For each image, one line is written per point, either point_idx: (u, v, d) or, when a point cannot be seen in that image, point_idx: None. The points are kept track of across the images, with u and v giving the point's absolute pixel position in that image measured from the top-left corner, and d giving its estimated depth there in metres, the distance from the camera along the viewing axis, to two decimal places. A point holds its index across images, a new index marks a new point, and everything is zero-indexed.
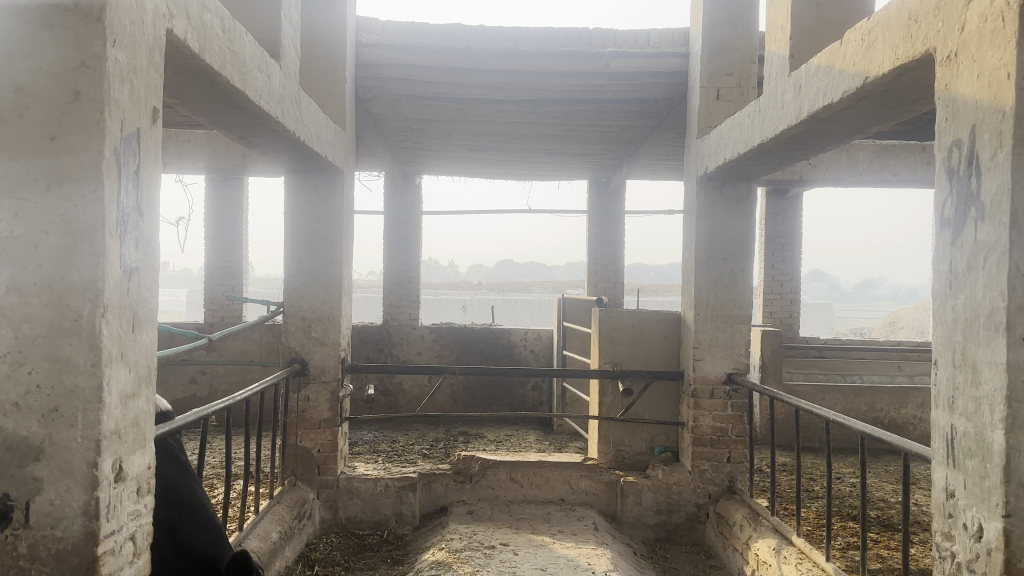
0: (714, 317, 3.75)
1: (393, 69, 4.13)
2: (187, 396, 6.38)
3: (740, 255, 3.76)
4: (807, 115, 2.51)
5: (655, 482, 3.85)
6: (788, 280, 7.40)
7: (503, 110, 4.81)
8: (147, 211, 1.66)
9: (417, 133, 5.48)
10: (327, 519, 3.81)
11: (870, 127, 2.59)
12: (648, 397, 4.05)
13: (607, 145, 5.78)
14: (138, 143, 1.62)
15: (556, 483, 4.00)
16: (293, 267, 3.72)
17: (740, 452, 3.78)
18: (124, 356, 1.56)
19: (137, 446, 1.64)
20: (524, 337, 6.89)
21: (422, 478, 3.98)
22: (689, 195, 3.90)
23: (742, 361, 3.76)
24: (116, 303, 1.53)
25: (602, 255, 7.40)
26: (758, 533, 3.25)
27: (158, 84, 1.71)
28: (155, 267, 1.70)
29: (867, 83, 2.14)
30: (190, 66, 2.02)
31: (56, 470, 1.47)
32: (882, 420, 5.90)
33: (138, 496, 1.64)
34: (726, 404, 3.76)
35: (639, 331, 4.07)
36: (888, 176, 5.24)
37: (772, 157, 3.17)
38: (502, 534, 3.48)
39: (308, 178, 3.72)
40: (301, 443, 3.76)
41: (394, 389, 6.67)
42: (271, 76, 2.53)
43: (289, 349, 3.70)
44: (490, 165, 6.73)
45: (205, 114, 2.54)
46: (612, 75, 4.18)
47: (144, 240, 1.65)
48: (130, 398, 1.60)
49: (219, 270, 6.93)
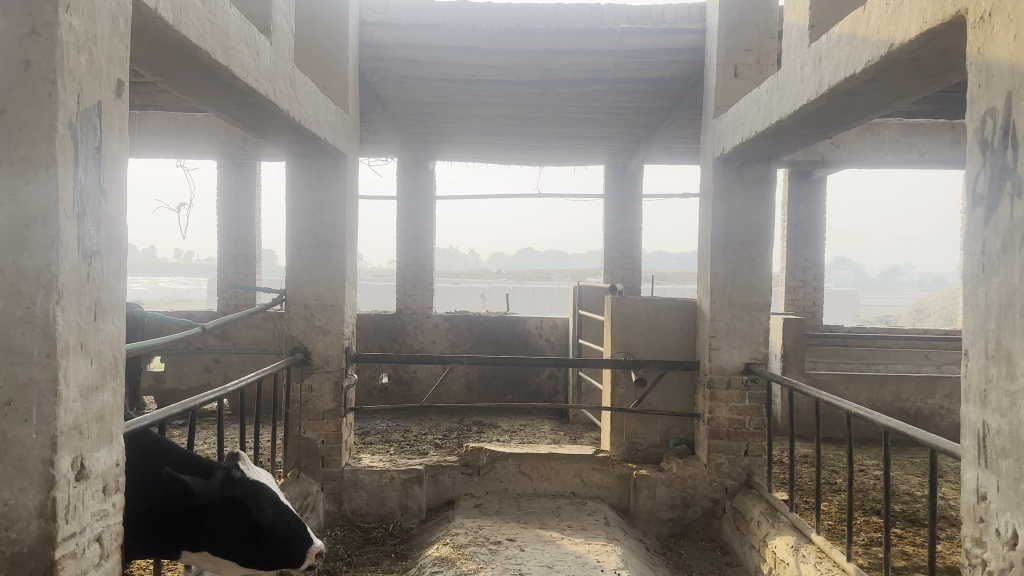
0: (731, 305, 3.60)
1: (398, 50, 4.00)
2: (200, 385, 6.35)
3: (759, 239, 3.59)
4: (829, 88, 2.35)
5: (669, 476, 3.72)
6: (811, 267, 7.20)
7: (513, 92, 4.67)
8: (111, 190, 1.56)
9: (428, 117, 5.37)
10: (331, 511, 3.72)
11: (896, 100, 2.43)
12: (662, 387, 3.91)
13: (622, 128, 5.62)
14: (99, 117, 1.51)
15: (567, 477, 3.88)
16: (296, 254, 3.61)
17: (758, 444, 3.64)
18: (85, 346, 1.46)
19: (103, 442, 1.54)
20: (539, 325, 6.75)
21: (428, 470, 3.88)
22: (705, 177, 3.75)
23: (760, 350, 3.60)
24: (75, 290, 1.42)
25: (619, 242, 7.25)
26: (776, 530, 3.11)
27: (124, 55, 1.60)
28: (121, 251, 1.59)
29: (893, 51, 1.98)
30: (166, 39, 1.91)
31: (9, 469, 1.36)
32: (907, 411, 5.70)
33: (104, 495, 1.55)
34: (743, 395, 3.61)
35: (653, 319, 3.93)
36: (915, 157, 5.04)
37: (792, 136, 3.00)
38: (510, 529, 3.36)
39: (308, 162, 3.61)
40: (305, 434, 3.67)
41: (408, 378, 6.57)
42: (260, 52, 2.42)
43: (292, 337, 3.60)
44: (504, 150, 6.59)
45: (192, 92, 2.43)
46: (625, 53, 4.03)
47: (108, 221, 1.54)
48: (92, 391, 1.49)
49: (231, 258, 6.86)
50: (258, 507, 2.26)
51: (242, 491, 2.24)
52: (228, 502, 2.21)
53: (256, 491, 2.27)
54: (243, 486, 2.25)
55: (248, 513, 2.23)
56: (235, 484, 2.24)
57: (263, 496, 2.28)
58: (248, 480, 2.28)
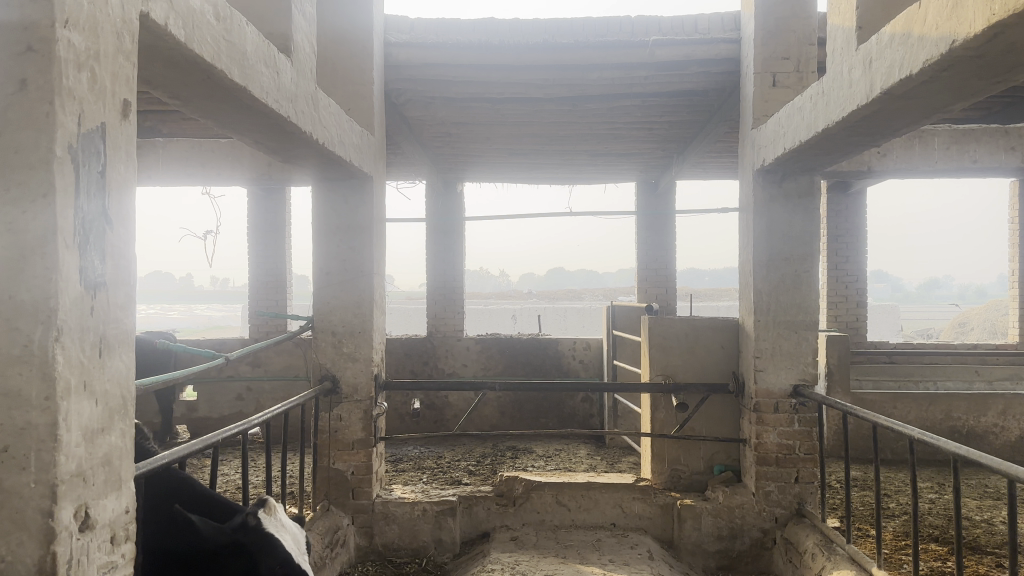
0: (777, 324, 3.43)
1: (424, 69, 3.93)
2: (233, 413, 6.28)
3: (804, 254, 3.43)
4: (881, 93, 2.20)
5: (716, 505, 3.53)
6: (853, 282, 6.96)
7: (542, 109, 4.56)
8: (118, 219, 1.46)
9: (456, 138, 5.28)
10: (363, 545, 3.58)
11: (954, 103, 2.26)
12: (704, 412, 3.74)
13: (655, 143, 5.49)
14: (103, 139, 1.41)
15: (608, 507, 3.73)
16: (323, 280, 3.52)
17: (809, 470, 3.45)
18: (89, 386, 1.35)
19: (110, 489, 1.43)
20: (573, 347, 6.60)
21: (462, 501, 3.74)
22: (744, 192, 3.60)
23: (809, 371, 3.42)
24: (76, 325, 1.32)
25: (652, 260, 7.08)
26: (833, 563, 2.91)
27: (130, 73, 1.51)
28: (128, 281, 1.49)
29: (955, 48, 1.82)
30: (179, 58, 1.82)
31: (6, 522, 1.25)
32: (959, 430, 5.43)
33: (112, 546, 1.43)
34: (793, 419, 3.44)
35: (692, 341, 3.77)
36: (968, 164, 4.83)
37: (837, 145, 2.84)
38: (549, 565, 3.20)
39: (335, 186, 3.53)
40: (334, 465, 3.54)
41: (440, 404, 6.45)
42: (280, 72, 2.33)
43: (320, 365, 3.51)
44: (534, 170, 6.49)
45: (211, 116, 2.34)
46: (657, 65, 3.91)
47: (114, 251, 1.44)
48: (98, 434, 1.38)
49: (262, 285, 6.82)
50: (266, 564, 2.04)
51: (253, 541, 2.06)
52: (238, 553, 2.03)
53: (270, 544, 2.07)
54: (255, 535, 2.07)
55: (255, 570, 2.03)
56: (250, 532, 2.07)
57: (274, 550, 2.07)
58: (262, 531, 2.09)
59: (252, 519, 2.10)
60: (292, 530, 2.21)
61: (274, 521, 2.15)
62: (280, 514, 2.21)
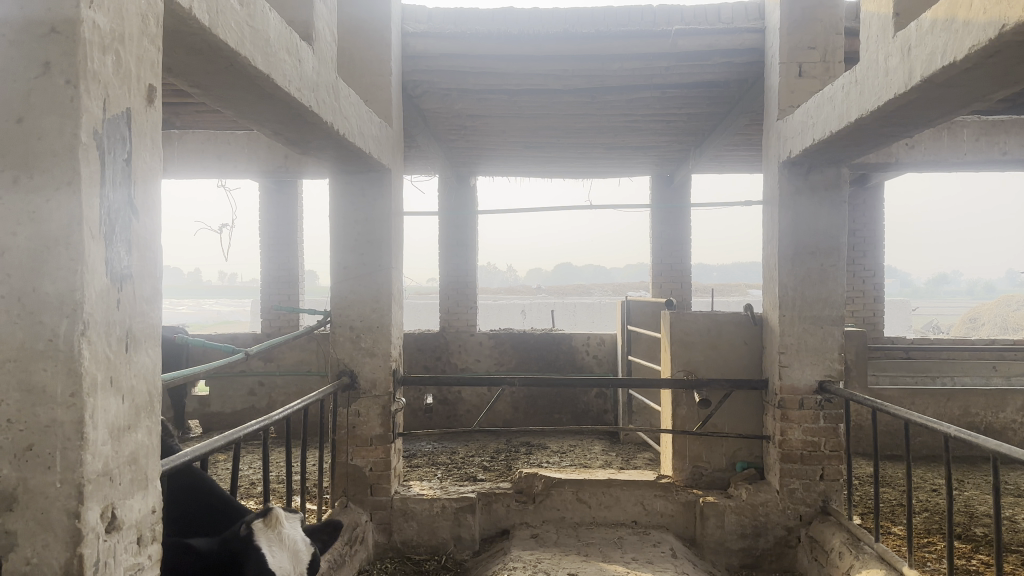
0: (802, 320, 3.37)
1: (441, 60, 3.87)
2: (246, 408, 6.25)
3: (831, 248, 3.36)
4: (921, 81, 2.13)
5: (739, 503, 3.48)
6: (870, 277, 6.88)
7: (558, 102, 4.50)
8: (144, 209, 1.41)
9: (471, 131, 5.23)
10: (381, 542, 3.54)
11: (995, 92, 2.20)
12: (727, 408, 3.68)
13: (672, 136, 5.42)
14: (128, 126, 1.36)
15: (629, 504, 3.67)
16: (340, 274, 3.47)
17: (835, 468, 3.39)
18: (116, 382, 1.31)
19: (137, 488, 1.38)
20: (586, 342, 6.53)
21: (480, 498, 3.70)
22: (769, 184, 3.54)
23: (835, 367, 3.36)
24: (102, 318, 1.27)
25: (667, 255, 7.02)
26: (861, 562, 2.84)
27: (156, 58, 1.46)
28: (154, 274, 1.44)
29: (1005, 33, 1.75)
30: (203, 44, 1.77)
31: (32, 523, 1.21)
32: (978, 426, 5.36)
33: (139, 547, 1.39)
34: (818, 415, 3.37)
35: (714, 336, 3.71)
36: (996, 156, 4.75)
37: (869, 136, 2.77)
38: (570, 563, 3.15)
39: (353, 178, 3.48)
40: (352, 461, 3.50)
41: (453, 399, 6.40)
42: (302, 61, 2.28)
43: (337, 360, 3.46)
44: (548, 163, 6.42)
45: (231, 106, 2.29)
46: (680, 56, 3.84)
47: (139, 242, 1.39)
48: (124, 431, 1.34)
49: (274, 280, 6.78)
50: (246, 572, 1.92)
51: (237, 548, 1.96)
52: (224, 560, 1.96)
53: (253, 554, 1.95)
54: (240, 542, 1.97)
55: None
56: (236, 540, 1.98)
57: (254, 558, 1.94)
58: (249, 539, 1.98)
59: (244, 529, 2.00)
60: (294, 546, 2.03)
61: (270, 533, 2.00)
62: (289, 530, 2.06)
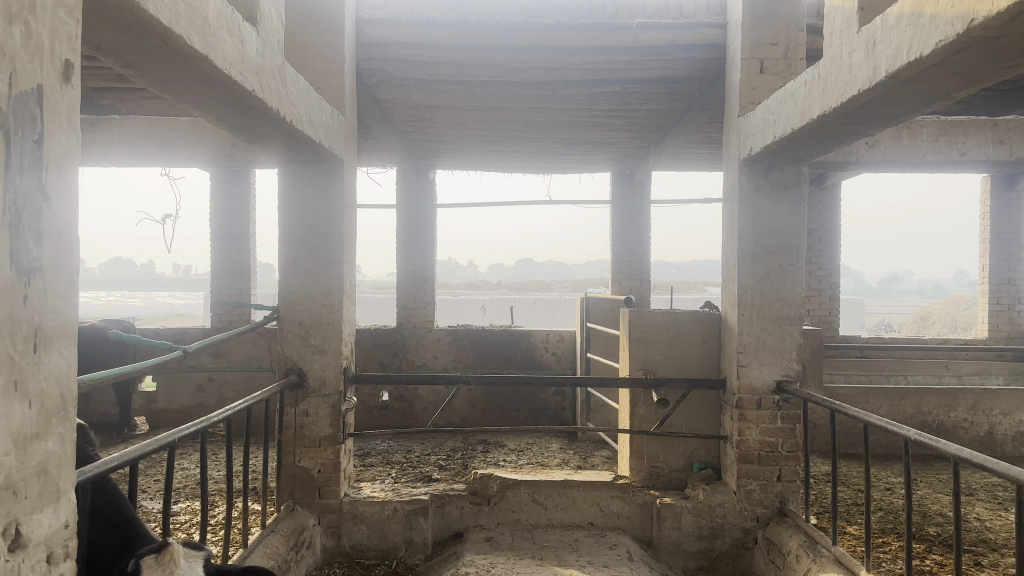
0: (760, 318, 3.33)
1: (397, 48, 3.74)
2: (193, 405, 6.05)
3: (790, 246, 3.33)
4: (886, 76, 2.09)
5: (695, 504, 3.43)
6: (827, 276, 6.92)
7: (519, 94, 4.41)
8: (58, 196, 1.28)
9: (429, 123, 5.12)
10: (329, 547, 3.42)
11: (959, 90, 2.16)
12: (685, 407, 3.64)
13: (632, 132, 5.37)
14: (40, 104, 1.23)
15: (585, 505, 3.61)
16: (288, 267, 3.34)
17: (791, 469, 3.37)
18: (22, 386, 1.19)
19: (46, 502, 1.26)
20: (545, 339, 6.46)
21: (434, 500, 3.60)
22: (729, 181, 3.50)
23: (792, 367, 3.33)
24: (5, 315, 1.15)
25: (626, 251, 6.98)
26: (818, 565, 2.80)
27: (73, 33, 1.33)
28: (70, 266, 1.32)
29: (973, 27, 1.71)
30: (131, 19, 1.63)
31: None
32: (929, 424, 5.40)
33: (48, 566, 1.26)
34: (776, 416, 3.34)
35: (673, 335, 3.66)
36: (955, 157, 4.78)
37: (830, 134, 2.74)
38: (525, 568, 3.07)
39: (303, 168, 3.34)
40: (300, 463, 3.38)
41: (409, 396, 6.29)
42: (245, 42, 2.15)
43: (285, 358, 3.33)
44: (508, 158, 6.33)
45: (167, 89, 2.15)
46: (640, 49, 3.78)
47: (51, 232, 1.27)
48: (32, 440, 1.22)
49: (225, 272, 6.58)
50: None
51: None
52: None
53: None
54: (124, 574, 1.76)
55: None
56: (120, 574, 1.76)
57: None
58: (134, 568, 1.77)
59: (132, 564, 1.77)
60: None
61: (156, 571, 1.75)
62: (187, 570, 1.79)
